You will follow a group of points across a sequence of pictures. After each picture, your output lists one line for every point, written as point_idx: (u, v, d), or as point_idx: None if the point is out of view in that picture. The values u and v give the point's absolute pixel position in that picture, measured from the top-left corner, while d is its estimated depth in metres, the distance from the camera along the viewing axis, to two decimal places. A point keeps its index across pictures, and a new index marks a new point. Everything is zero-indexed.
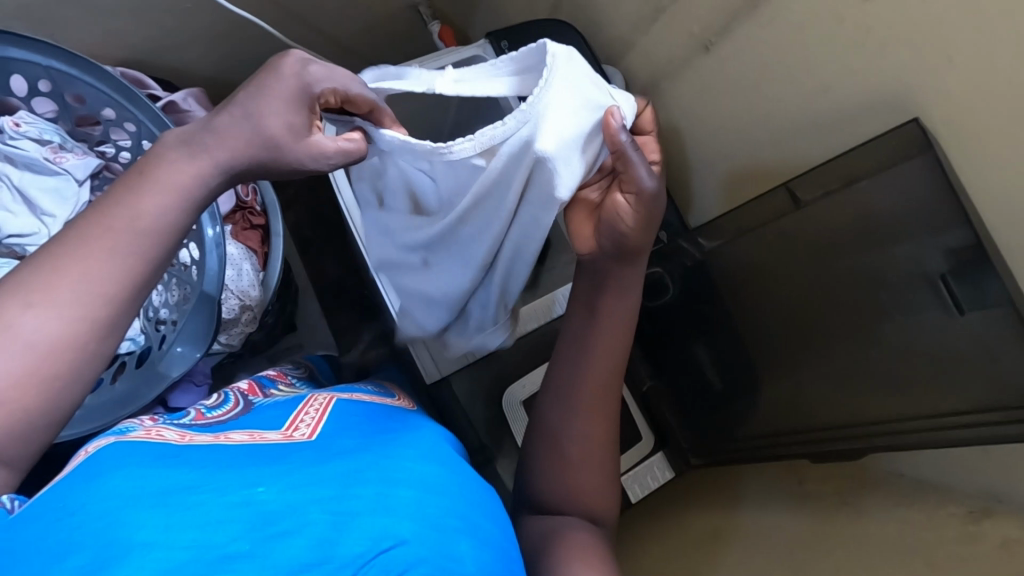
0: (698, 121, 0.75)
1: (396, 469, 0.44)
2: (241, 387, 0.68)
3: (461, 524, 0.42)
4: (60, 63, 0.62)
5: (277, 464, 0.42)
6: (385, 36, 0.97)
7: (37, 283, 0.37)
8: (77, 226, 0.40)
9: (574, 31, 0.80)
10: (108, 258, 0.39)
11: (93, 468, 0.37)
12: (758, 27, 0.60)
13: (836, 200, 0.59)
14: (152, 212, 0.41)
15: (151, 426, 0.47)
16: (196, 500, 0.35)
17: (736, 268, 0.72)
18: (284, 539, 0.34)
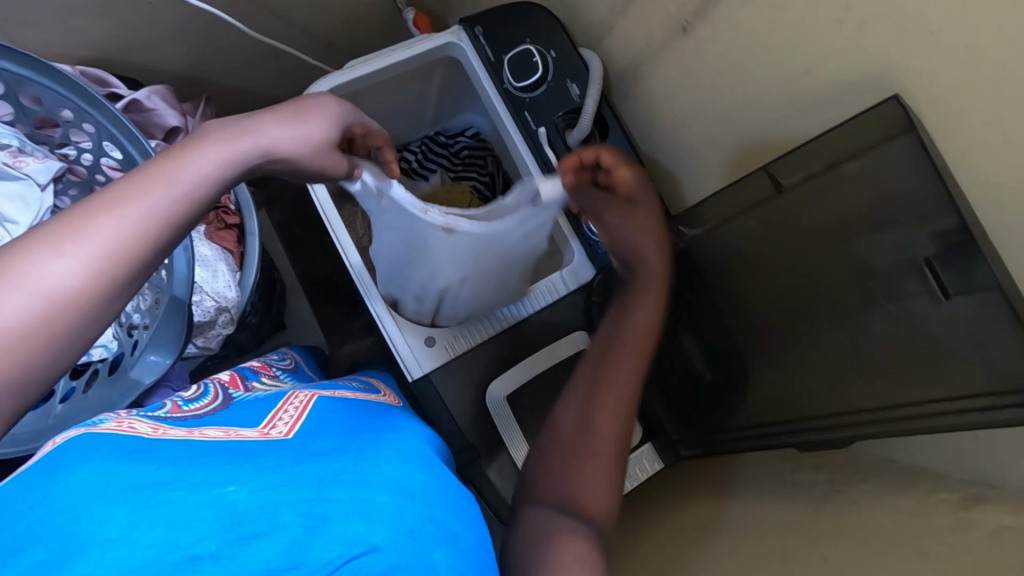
0: (678, 109, 0.73)
1: (376, 472, 0.42)
2: (223, 378, 0.66)
3: (440, 532, 0.41)
4: (10, 65, 0.59)
5: (252, 461, 0.40)
6: (363, 28, 0.95)
7: (68, 235, 0.36)
8: (112, 190, 0.39)
9: (550, 14, 0.78)
10: (154, 220, 0.39)
11: (59, 459, 0.36)
12: (737, 7, 0.58)
13: (819, 183, 0.56)
14: (191, 180, 0.42)
15: (124, 417, 0.45)
16: (164, 497, 0.33)
17: (720, 256, 0.71)
18: (253, 539, 0.33)
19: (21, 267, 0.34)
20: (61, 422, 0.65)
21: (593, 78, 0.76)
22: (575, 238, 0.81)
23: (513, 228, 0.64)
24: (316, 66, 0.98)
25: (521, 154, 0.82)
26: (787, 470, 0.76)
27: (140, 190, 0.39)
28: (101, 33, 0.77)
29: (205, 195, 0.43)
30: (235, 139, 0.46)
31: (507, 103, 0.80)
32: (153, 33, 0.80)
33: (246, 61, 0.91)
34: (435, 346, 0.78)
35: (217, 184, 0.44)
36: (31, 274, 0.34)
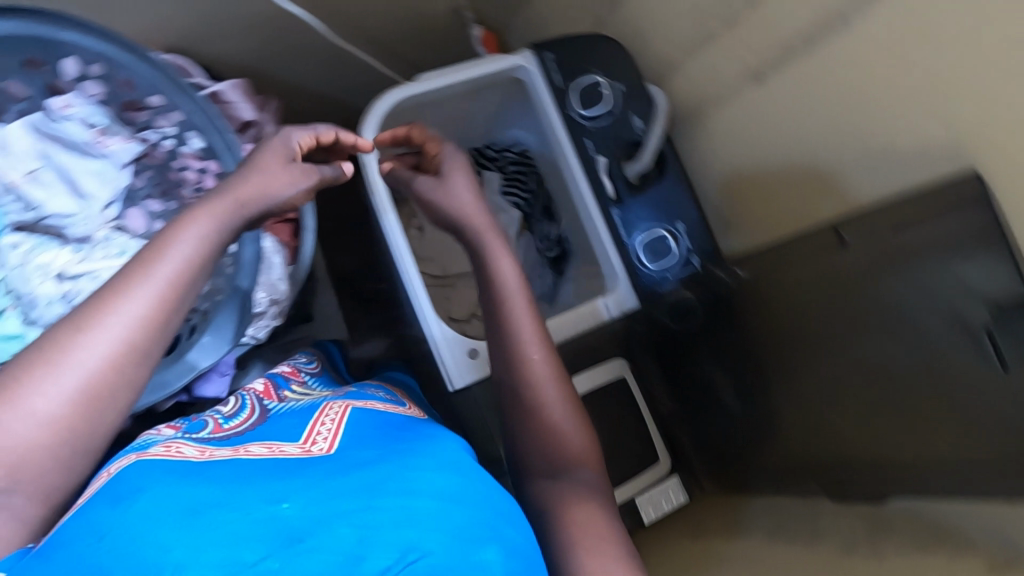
0: (737, 153, 0.74)
1: (416, 478, 0.43)
2: (257, 389, 0.69)
3: (485, 533, 0.42)
4: (113, 49, 0.61)
5: (296, 478, 0.42)
6: (429, 40, 0.98)
7: (88, 314, 0.40)
8: (121, 272, 0.43)
9: (620, 48, 0.80)
10: (153, 286, 0.42)
11: (115, 491, 0.38)
12: (819, 65, 0.60)
13: (883, 243, 0.57)
14: (181, 244, 0.44)
15: (174, 442, 0.48)
16: (220, 518, 0.36)
17: (765, 301, 0.72)
18: (306, 552, 0.34)
19: (51, 354, 0.38)
20: None
21: (657, 114, 0.78)
22: (624, 267, 0.81)
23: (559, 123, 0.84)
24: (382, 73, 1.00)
25: (577, 182, 0.83)
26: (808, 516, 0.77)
27: (144, 266, 0.43)
28: (179, 23, 0.78)
29: (199, 253, 0.45)
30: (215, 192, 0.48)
31: (568, 129, 0.82)
32: (229, 27, 0.81)
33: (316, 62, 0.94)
34: (477, 359, 0.79)
35: (212, 243, 0.46)
36: (60, 356, 0.38)
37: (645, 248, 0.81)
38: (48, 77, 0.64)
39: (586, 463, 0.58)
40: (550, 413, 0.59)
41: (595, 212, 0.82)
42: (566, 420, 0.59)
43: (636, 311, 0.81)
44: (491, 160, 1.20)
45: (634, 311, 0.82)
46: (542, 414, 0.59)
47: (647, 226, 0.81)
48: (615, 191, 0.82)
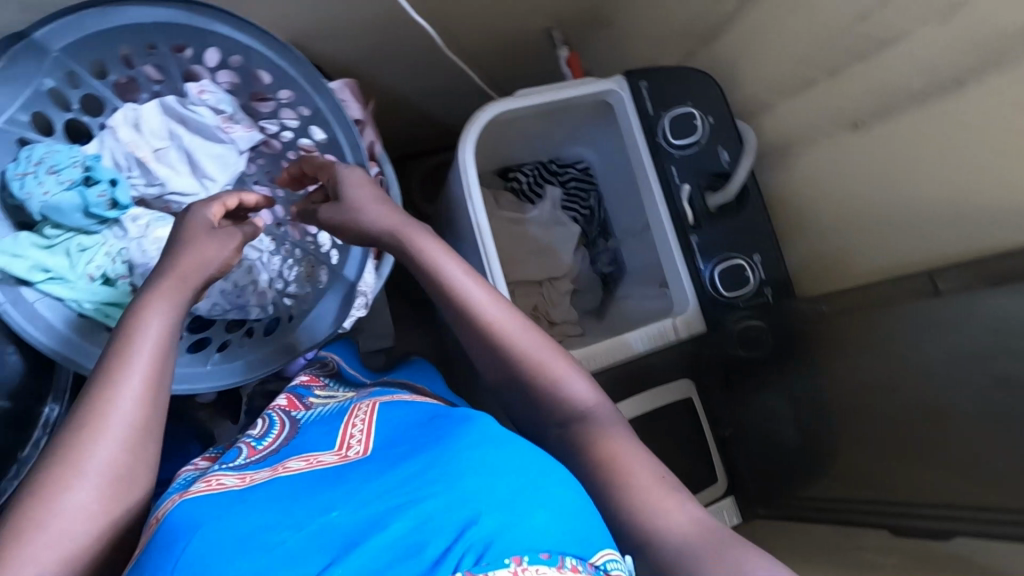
0: (822, 194, 0.78)
1: (461, 457, 0.47)
2: (279, 403, 0.62)
3: (543, 493, 0.46)
4: (258, 43, 0.66)
5: (342, 484, 0.47)
6: (525, 58, 1.03)
7: (92, 420, 0.49)
8: (102, 373, 0.52)
9: (714, 83, 0.84)
10: (129, 375, 0.52)
11: (171, 533, 0.41)
12: (920, 119, 0.64)
13: (976, 296, 0.60)
14: (144, 335, 0.54)
15: (210, 475, 0.48)
16: (279, 539, 0.41)
17: (844, 338, 0.75)
18: (360, 552, 0.41)
19: (73, 454, 0.48)
20: (221, 371, 0.70)
21: (746, 150, 0.82)
22: (695, 290, 0.84)
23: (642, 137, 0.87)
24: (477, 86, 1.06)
25: (656, 206, 0.86)
26: None
27: (119, 363, 0.52)
28: (300, 21, 0.81)
29: (159, 342, 0.54)
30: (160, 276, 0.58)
31: (655, 155, 0.86)
32: (345, 28, 0.85)
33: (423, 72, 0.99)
34: None
35: (168, 327, 0.56)
36: (80, 460, 0.48)
37: (720, 275, 0.84)
38: (188, 63, 0.69)
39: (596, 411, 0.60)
40: (552, 377, 0.61)
41: (672, 236, 0.85)
42: (568, 376, 0.61)
43: (704, 335, 0.84)
44: (555, 174, 1.23)
45: (701, 333, 0.84)
46: (549, 385, 0.60)
47: (723, 253, 0.84)
48: (695, 218, 0.85)
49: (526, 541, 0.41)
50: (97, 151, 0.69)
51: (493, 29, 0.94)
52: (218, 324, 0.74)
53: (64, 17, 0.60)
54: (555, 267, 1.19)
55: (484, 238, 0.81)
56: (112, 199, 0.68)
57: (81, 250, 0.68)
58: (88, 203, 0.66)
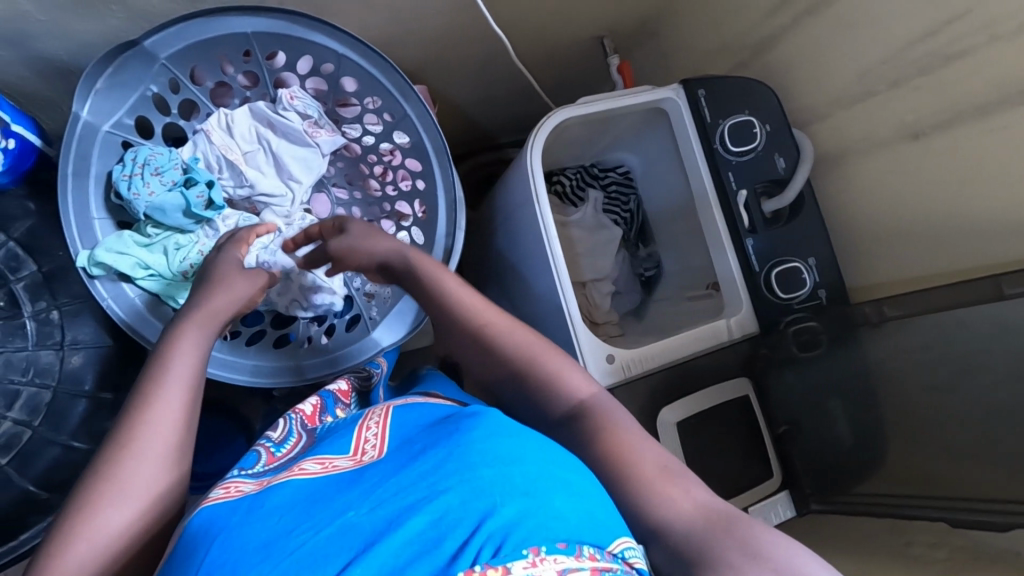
0: (880, 201, 0.81)
1: (472, 451, 0.48)
2: (303, 411, 0.63)
3: (559, 486, 0.46)
4: (353, 52, 0.69)
5: (361, 482, 0.47)
6: (579, 65, 1.07)
7: (130, 443, 0.50)
8: (139, 395, 0.52)
9: (771, 92, 0.88)
10: (169, 401, 0.52)
11: (195, 539, 0.43)
12: (983, 131, 0.67)
13: None
14: (183, 363, 0.55)
15: (228, 482, 0.50)
16: (296, 543, 0.42)
17: (904, 339, 0.77)
18: (378, 551, 0.41)
19: (121, 477, 0.48)
20: (311, 362, 0.75)
21: (803, 157, 0.86)
22: (749, 293, 0.88)
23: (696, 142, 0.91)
24: (533, 92, 1.10)
25: (712, 211, 0.90)
26: (901, 543, 0.83)
27: (157, 387, 0.53)
28: (380, 30, 0.85)
29: (193, 371, 0.56)
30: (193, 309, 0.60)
31: (713, 161, 0.89)
32: (419, 36, 0.88)
33: (484, 78, 1.03)
34: (613, 365, 0.83)
35: (201, 355, 0.57)
36: (120, 484, 0.48)
37: (775, 277, 0.87)
38: (278, 71, 0.73)
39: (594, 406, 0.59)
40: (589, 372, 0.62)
41: (729, 240, 0.89)
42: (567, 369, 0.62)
43: (759, 336, 0.88)
44: (596, 177, 1.28)
45: (756, 334, 0.88)
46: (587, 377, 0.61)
47: (777, 257, 0.88)
48: (751, 222, 0.88)
49: (544, 531, 0.42)
50: (192, 153, 0.72)
51: (553, 38, 0.98)
52: (301, 319, 0.78)
53: (175, 25, 0.64)
54: (598, 268, 1.22)
55: (551, 239, 0.84)
56: (209, 199, 0.71)
57: (177, 248, 0.70)
58: (188, 203, 0.69)
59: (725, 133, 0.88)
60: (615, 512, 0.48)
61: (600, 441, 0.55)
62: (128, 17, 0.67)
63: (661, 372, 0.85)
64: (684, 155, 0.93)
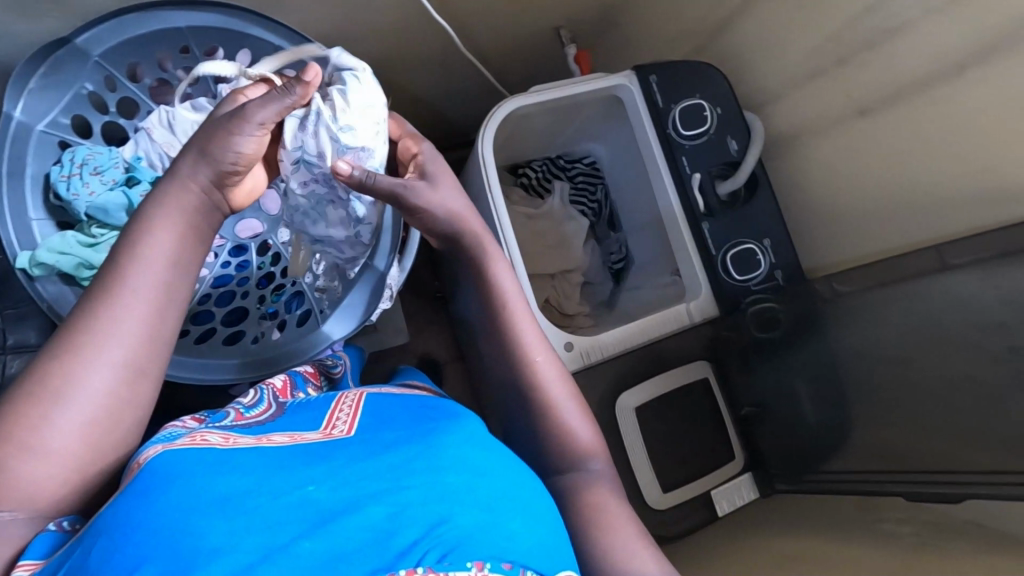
0: (831, 179, 0.81)
1: (444, 453, 0.48)
2: (274, 384, 0.64)
3: (516, 505, 0.47)
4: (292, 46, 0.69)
5: (328, 460, 0.47)
6: (536, 56, 1.06)
7: (78, 358, 0.47)
8: (96, 303, 0.49)
9: (721, 74, 0.87)
10: (125, 316, 0.49)
11: (148, 480, 0.41)
12: (926, 105, 0.67)
13: (987, 269, 0.63)
14: (146, 273, 0.51)
15: (196, 431, 0.49)
16: (249, 506, 0.41)
17: (861, 315, 0.76)
18: (331, 530, 0.41)
19: (62, 385, 0.46)
20: (258, 358, 0.73)
21: (753, 138, 0.86)
22: (707, 275, 0.88)
23: (647, 128, 0.90)
24: (491, 84, 1.08)
25: (669, 197, 0.90)
26: (867, 519, 0.83)
27: (112, 299, 0.49)
28: (326, 26, 0.84)
29: (157, 280, 0.51)
30: (180, 195, 0.54)
31: (666, 146, 0.89)
32: (366, 28, 0.87)
33: (439, 71, 1.02)
34: (572, 352, 0.82)
35: (169, 258, 0.52)
36: (64, 402, 0.46)
37: (732, 258, 0.87)
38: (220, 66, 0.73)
39: (597, 454, 0.63)
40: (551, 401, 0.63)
41: (686, 224, 0.89)
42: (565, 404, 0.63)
43: (719, 318, 0.87)
44: (563, 169, 1.27)
45: (716, 318, 0.88)
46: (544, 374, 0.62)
47: (735, 238, 0.87)
48: (706, 205, 0.88)
49: (492, 548, 0.42)
50: (135, 152, 0.72)
51: (506, 28, 0.97)
52: (250, 316, 0.77)
53: (106, 22, 0.64)
54: (566, 260, 1.22)
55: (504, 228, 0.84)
56: None
57: None
58: (132, 202, 0.68)
59: (676, 116, 0.88)
60: (561, 539, 0.49)
61: (573, 493, 0.59)
62: (60, 17, 0.66)
63: (624, 358, 0.85)
64: (638, 140, 0.92)
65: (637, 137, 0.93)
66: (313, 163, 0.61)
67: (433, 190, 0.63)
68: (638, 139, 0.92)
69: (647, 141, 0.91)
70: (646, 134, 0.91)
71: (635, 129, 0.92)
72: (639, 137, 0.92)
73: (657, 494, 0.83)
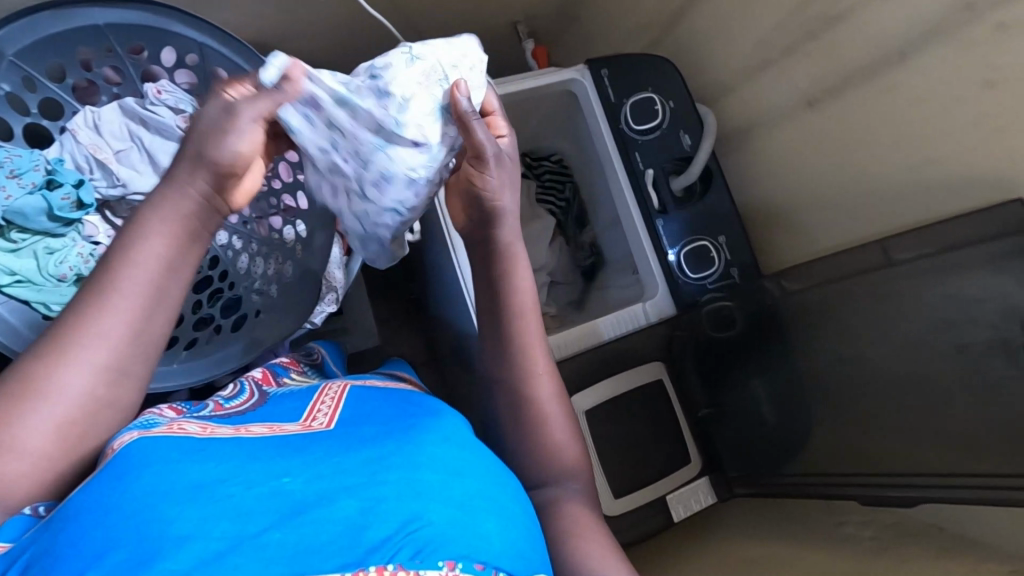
0: (785, 171, 0.78)
1: (423, 453, 0.45)
2: (255, 374, 0.65)
3: (494, 505, 0.44)
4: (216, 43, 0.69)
5: (304, 454, 0.45)
6: (488, 49, 1.03)
7: (58, 355, 0.44)
8: (80, 306, 0.46)
9: (672, 66, 0.85)
10: (110, 321, 0.45)
11: (121, 465, 0.40)
12: (872, 94, 0.64)
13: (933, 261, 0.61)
14: (137, 277, 0.46)
15: (175, 421, 0.48)
16: (224, 494, 0.39)
17: (812, 315, 0.74)
18: (301, 523, 0.38)
19: (41, 389, 0.44)
20: (188, 369, 0.70)
21: (706, 132, 0.84)
22: (663, 275, 0.86)
23: (600, 124, 0.88)
24: None
25: (623, 194, 0.87)
26: (830, 522, 0.80)
27: (99, 303, 0.45)
28: (260, 21, 0.81)
29: (149, 285, 0.47)
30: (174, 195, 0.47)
31: (620, 142, 0.86)
32: (305, 27, 0.85)
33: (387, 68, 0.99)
34: None
35: (164, 263, 0.47)
36: (42, 398, 0.44)
37: (687, 257, 0.85)
38: (146, 64, 0.71)
39: (569, 461, 0.61)
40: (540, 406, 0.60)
41: (640, 221, 0.86)
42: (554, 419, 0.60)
43: (675, 317, 0.86)
44: (530, 167, 1.24)
45: (672, 316, 0.86)
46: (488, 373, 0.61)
47: (689, 236, 0.86)
48: (661, 203, 0.86)
49: (466, 546, 0.38)
50: (59, 155, 0.69)
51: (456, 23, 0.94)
52: (186, 321, 0.71)
53: (18, 21, 0.60)
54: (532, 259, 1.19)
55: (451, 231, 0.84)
56: (77, 200, 0.68)
57: (49, 253, 0.67)
58: (52, 205, 0.65)
59: (627, 111, 0.86)
60: (537, 547, 0.45)
61: None
62: None
63: (574, 360, 0.82)
64: (594, 136, 0.89)
65: (594, 131, 0.89)
66: (378, 77, 0.52)
67: (510, 170, 0.56)
68: (595, 134, 0.89)
69: (603, 135, 0.88)
70: (600, 130, 0.88)
71: (589, 123, 0.89)
72: (595, 132, 0.88)
73: (608, 500, 0.80)
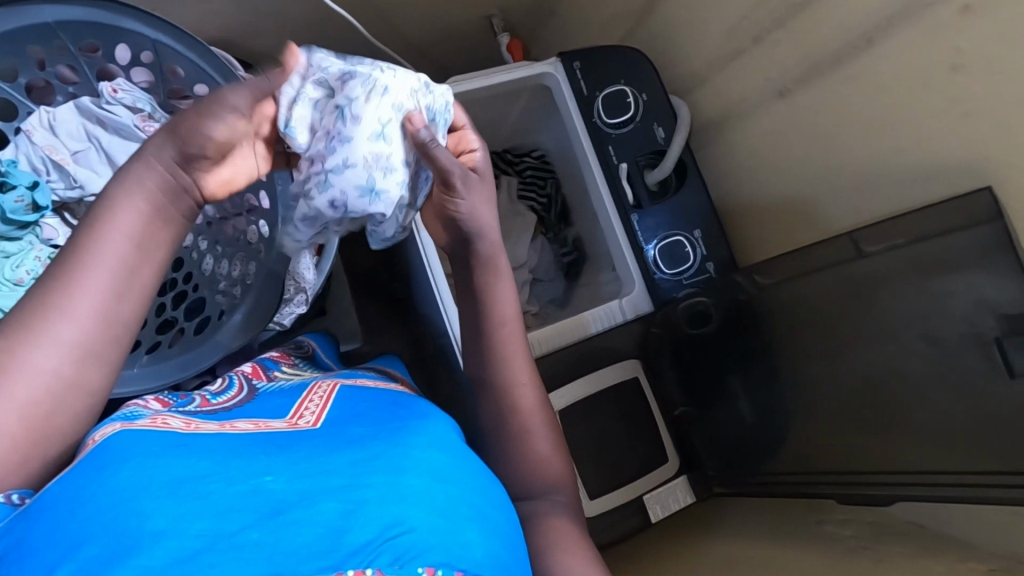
0: (760, 162, 0.76)
1: (409, 456, 0.43)
2: (245, 368, 0.63)
3: (477, 512, 0.42)
4: (169, 39, 0.67)
5: (290, 451, 0.43)
6: (461, 44, 1.01)
7: (23, 335, 0.41)
8: (46, 284, 0.43)
9: (644, 57, 0.83)
10: (78, 299, 0.42)
11: (100, 458, 0.38)
12: (841, 82, 0.63)
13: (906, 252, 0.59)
14: (110, 253, 0.43)
15: (158, 414, 0.47)
16: (204, 491, 0.36)
17: (786, 311, 0.72)
18: (281, 523, 0.35)
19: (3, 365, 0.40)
20: (151, 371, 0.69)
21: (680, 124, 0.82)
22: (639, 272, 0.84)
23: (573, 117, 0.86)
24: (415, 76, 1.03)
25: (597, 189, 0.86)
26: (811, 521, 0.79)
27: (68, 279, 0.42)
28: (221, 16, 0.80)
29: (121, 259, 0.44)
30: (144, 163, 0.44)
31: (594, 136, 0.85)
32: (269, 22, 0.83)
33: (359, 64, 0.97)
34: None
35: (136, 236, 0.44)
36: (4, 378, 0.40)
37: (661, 252, 0.84)
38: (103, 62, 0.70)
39: (543, 462, 0.59)
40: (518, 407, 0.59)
41: (615, 217, 0.85)
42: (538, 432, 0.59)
43: (651, 314, 0.85)
44: (510, 163, 1.22)
45: (648, 314, 0.85)
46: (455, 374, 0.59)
47: (663, 232, 0.84)
48: (636, 197, 0.84)
49: (448, 553, 0.36)
50: (14, 156, 0.68)
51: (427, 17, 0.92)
52: (149, 324, 0.70)
53: None
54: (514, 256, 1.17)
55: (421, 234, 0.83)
56: (32, 202, 0.67)
57: (3, 256, 0.66)
58: (3, 207, 0.64)
59: (599, 104, 0.84)
60: (518, 555, 0.43)
61: None
62: None
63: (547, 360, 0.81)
64: (569, 130, 0.87)
65: (568, 125, 0.87)
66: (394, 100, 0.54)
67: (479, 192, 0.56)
68: (569, 129, 0.87)
69: (576, 129, 0.86)
70: (573, 124, 0.86)
71: (562, 117, 0.87)
72: (569, 126, 0.87)
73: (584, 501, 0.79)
